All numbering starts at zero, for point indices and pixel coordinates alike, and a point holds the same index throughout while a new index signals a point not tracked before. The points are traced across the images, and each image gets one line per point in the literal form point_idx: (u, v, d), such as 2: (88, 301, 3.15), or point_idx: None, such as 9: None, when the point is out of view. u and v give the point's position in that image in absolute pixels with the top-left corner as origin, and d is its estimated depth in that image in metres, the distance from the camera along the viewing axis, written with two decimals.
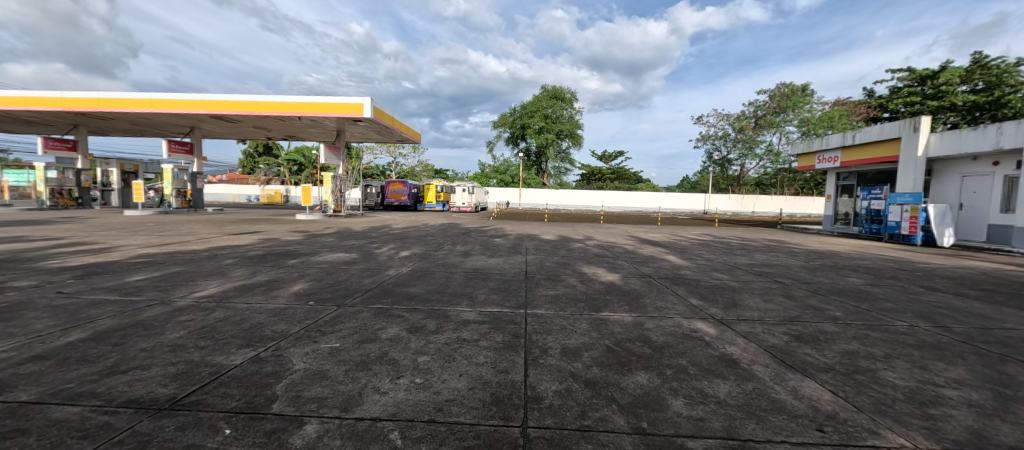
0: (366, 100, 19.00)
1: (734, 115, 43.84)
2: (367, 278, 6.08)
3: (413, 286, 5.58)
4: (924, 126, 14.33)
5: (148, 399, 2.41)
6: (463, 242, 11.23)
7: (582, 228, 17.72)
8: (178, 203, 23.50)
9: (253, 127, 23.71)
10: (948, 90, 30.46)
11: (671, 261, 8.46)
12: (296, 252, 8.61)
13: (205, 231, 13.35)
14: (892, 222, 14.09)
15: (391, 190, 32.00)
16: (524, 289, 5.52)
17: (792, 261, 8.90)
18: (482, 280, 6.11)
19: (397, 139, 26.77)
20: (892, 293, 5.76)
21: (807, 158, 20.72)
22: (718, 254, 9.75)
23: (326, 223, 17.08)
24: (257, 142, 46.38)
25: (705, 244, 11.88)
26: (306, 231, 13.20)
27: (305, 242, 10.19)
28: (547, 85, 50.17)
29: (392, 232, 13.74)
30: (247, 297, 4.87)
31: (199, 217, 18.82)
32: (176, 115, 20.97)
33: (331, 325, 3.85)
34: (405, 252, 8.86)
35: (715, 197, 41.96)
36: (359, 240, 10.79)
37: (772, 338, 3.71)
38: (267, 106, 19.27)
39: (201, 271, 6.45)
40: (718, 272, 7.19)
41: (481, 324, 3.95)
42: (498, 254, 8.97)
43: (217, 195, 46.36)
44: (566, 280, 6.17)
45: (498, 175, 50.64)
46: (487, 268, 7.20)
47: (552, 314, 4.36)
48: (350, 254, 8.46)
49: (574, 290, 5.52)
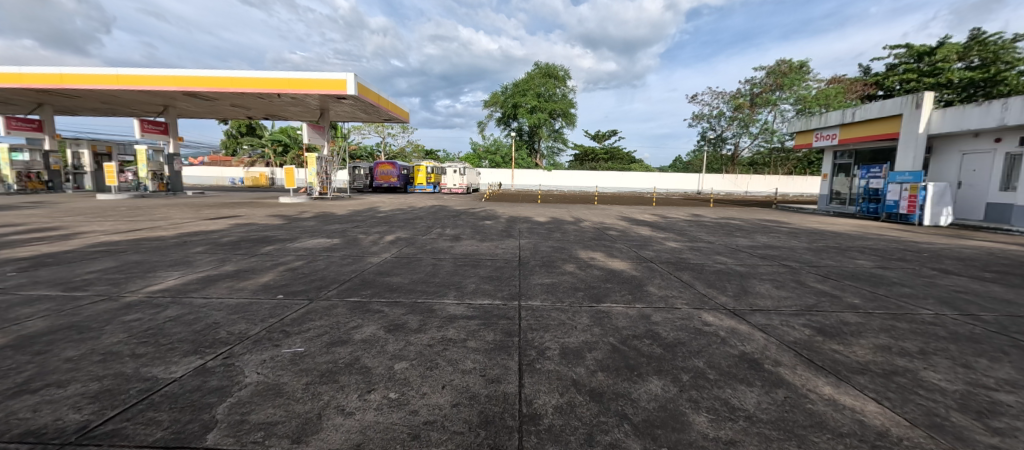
0: (349, 76, 17.92)
1: (729, 93, 43.11)
2: (347, 267, 5.58)
3: (395, 275, 5.11)
4: (926, 103, 13.96)
5: (51, 430, 1.93)
6: (453, 225, 10.69)
7: (576, 210, 17.31)
8: (155, 187, 22.31)
9: (231, 106, 22.43)
10: (944, 67, 30.16)
11: (671, 244, 8.09)
12: (274, 238, 8.03)
13: (180, 215, 12.59)
14: (890, 201, 13.80)
15: (380, 171, 31.18)
16: (517, 277, 5.08)
17: (794, 242, 8.59)
18: (472, 268, 5.63)
19: (385, 119, 25.71)
20: (907, 277, 5.44)
21: (804, 136, 20.33)
22: (718, 236, 9.40)
23: (311, 206, 16.35)
24: (239, 122, 44.51)
25: (703, 225, 11.53)
26: (289, 216, 12.53)
27: (285, 227, 9.53)
28: (540, 62, 48.66)
29: (378, 215, 13.07)
30: (210, 290, 4.36)
31: (176, 201, 17.91)
32: (147, 93, 19.63)
33: (298, 323, 3.38)
34: (391, 236, 8.34)
35: (709, 177, 41.67)
36: (343, 225, 10.21)
37: (794, 333, 3.34)
38: (244, 82, 18.08)
39: (165, 261, 5.89)
40: (722, 256, 6.83)
41: (470, 320, 3.50)
42: (489, 238, 8.50)
43: (199, 179, 44.70)
44: (563, 267, 5.75)
45: (490, 155, 49.57)
46: (477, 254, 6.73)
47: (549, 306, 3.95)
48: (330, 240, 7.88)
49: (571, 278, 5.10)
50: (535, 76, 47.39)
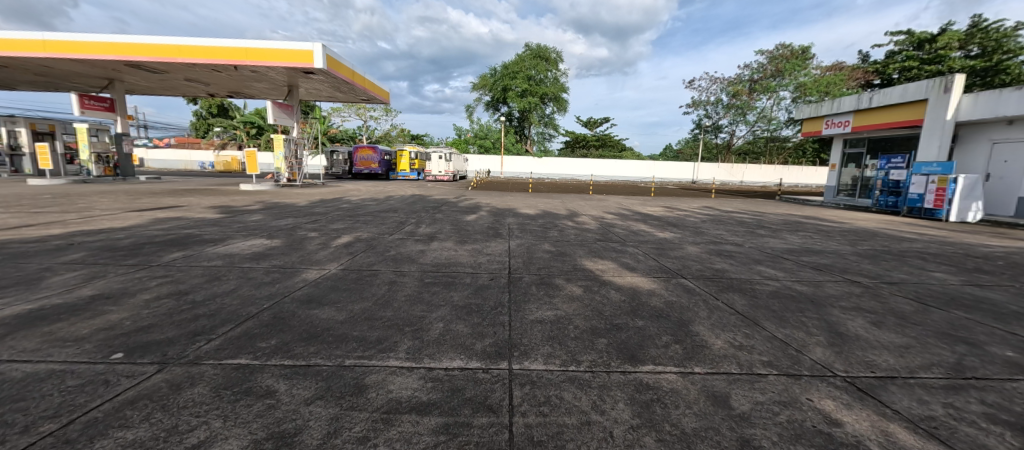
0: (316, 47, 15.68)
1: (728, 79, 41.64)
2: (264, 288, 3.91)
3: (328, 305, 3.49)
4: (956, 86, 12.74)
5: None
6: (430, 220, 9.05)
7: (571, 201, 15.79)
8: (100, 171, 19.85)
9: (185, 81, 19.87)
10: (946, 55, 29.12)
11: (694, 247, 6.64)
12: (195, 240, 6.23)
13: (108, 206, 10.58)
14: (914, 195, 12.64)
15: (359, 157, 29.10)
16: (504, 307, 3.53)
17: (834, 245, 7.26)
18: (442, 289, 4.04)
19: (362, 98, 23.49)
20: (1021, 302, 4.13)
21: (812, 123, 19.01)
22: (742, 235, 7.99)
23: (273, 196, 14.43)
24: (209, 102, 41.26)
25: (717, 221, 10.13)
26: (240, 208, 10.68)
27: (220, 224, 7.73)
28: (531, 44, 46.28)
29: (345, 207, 11.27)
30: (6, 343, 2.64)
31: (118, 187, 15.69)
32: (83, 63, 16.98)
33: (83, 442, 1.72)
34: (348, 237, 6.68)
35: (704, 166, 40.56)
36: (296, 220, 8.41)
37: (1000, 445, 1.87)
38: (192, 51, 15.56)
39: (4, 278, 4.10)
40: (764, 266, 5.38)
41: (422, 422, 1.92)
42: (470, 239, 6.89)
43: (166, 163, 41.59)
44: (565, 287, 4.19)
45: (477, 141, 47.34)
46: (453, 263, 5.14)
47: (557, 374, 2.41)
48: (268, 242, 6.15)
49: (583, 309, 3.56)
50: (526, 58, 45.01)
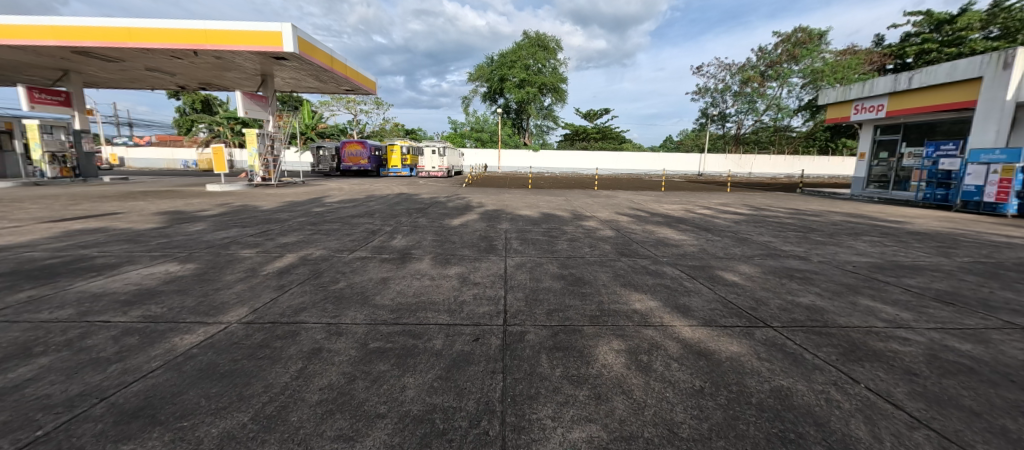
0: (285, 28, 13.87)
1: (737, 65, 39.77)
2: (80, 378, 2.26)
3: (156, 432, 1.80)
4: (1018, 61, 11.05)
5: None
6: (410, 228, 7.43)
7: (576, 198, 14.20)
8: (56, 172, 18.06)
9: (148, 71, 18.02)
10: (968, 36, 27.24)
11: (749, 265, 5.00)
12: (76, 267, 4.56)
13: (28, 213, 8.89)
14: (970, 187, 11.04)
15: (348, 152, 27.40)
16: (495, 424, 1.88)
17: (922, 256, 5.66)
18: (394, 369, 2.41)
19: (344, 88, 21.67)
20: None
21: (837, 109, 17.33)
22: (797, 244, 6.38)
23: (239, 197, 12.77)
24: (192, 97, 39.31)
25: (754, 224, 8.50)
26: (189, 214, 9.06)
27: (137, 239, 6.08)
28: (528, 32, 44.37)
29: (315, 211, 9.64)
30: None
31: (66, 190, 13.95)
32: (26, 51, 15.07)
33: None
34: (290, 258, 5.05)
35: (710, 158, 38.90)
36: (240, 232, 6.76)
37: None
38: (144, 35, 13.73)
39: None
40: (868, 298, 3.76)
41: None
42: (454, 256, 5.25)
43: (147, 161, 39.54)
44: (599, 357, 2.57)
45: (474, 134, 45.54)
46: (425, 303, 3.53)
47: None
48: (175, 269, 4.49)
49: (644, 423, 1.90)
50: (523, 46, 43.08)
